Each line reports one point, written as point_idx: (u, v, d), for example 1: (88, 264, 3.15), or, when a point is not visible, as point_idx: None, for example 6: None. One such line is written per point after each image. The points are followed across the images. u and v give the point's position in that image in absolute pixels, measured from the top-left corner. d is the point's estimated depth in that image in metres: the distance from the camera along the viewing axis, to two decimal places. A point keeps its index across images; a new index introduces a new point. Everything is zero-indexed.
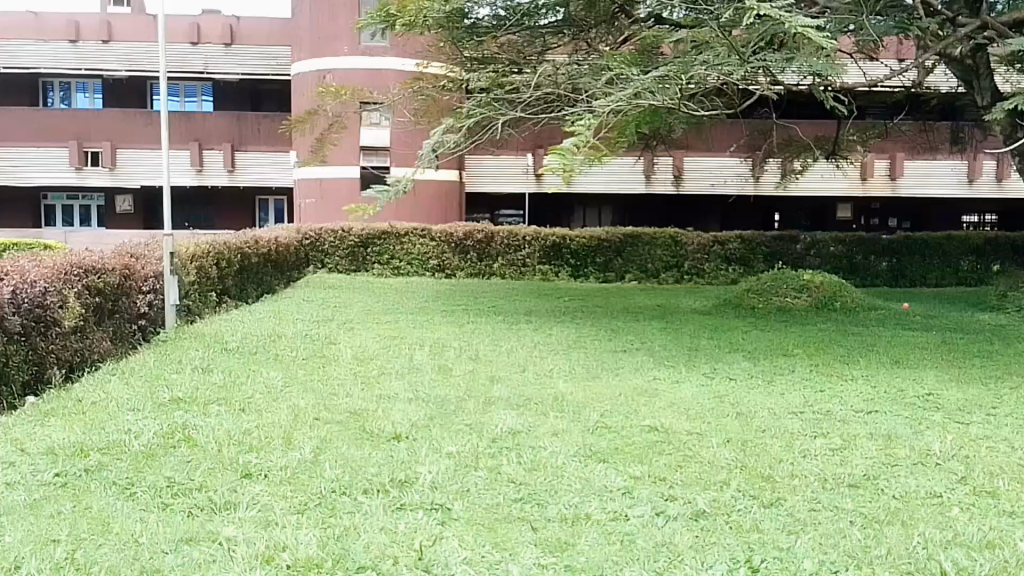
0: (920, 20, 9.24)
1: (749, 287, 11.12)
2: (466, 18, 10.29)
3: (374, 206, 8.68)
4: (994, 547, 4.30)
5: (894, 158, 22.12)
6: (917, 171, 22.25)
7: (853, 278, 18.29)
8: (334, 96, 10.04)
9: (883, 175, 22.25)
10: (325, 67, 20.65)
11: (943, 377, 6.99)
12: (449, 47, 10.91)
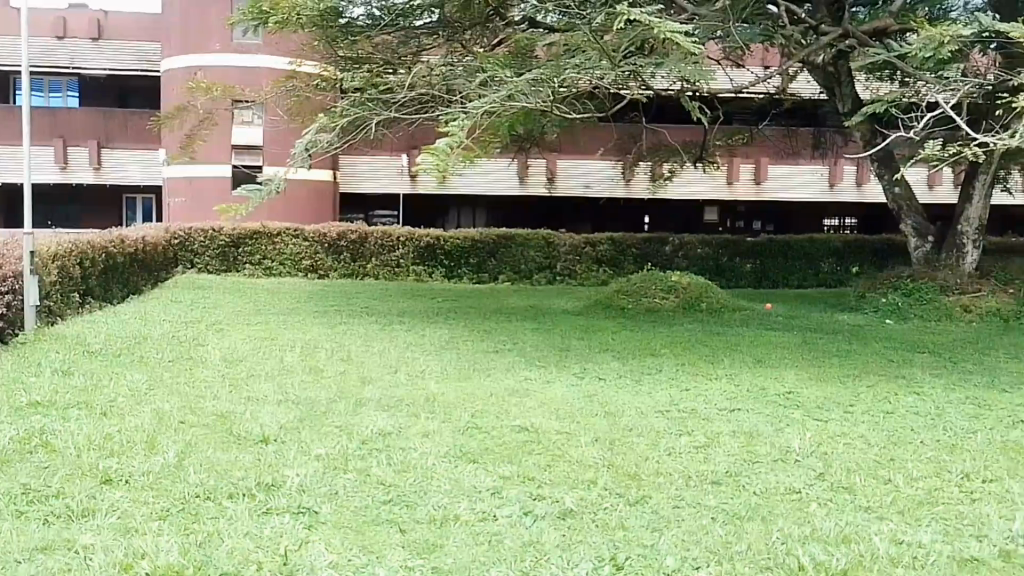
0: (783, 29, 9.54)
1: (620, 287, 11.17)
2: (340, 17, 10.22)
3: (247, 206, 8.70)
4: (849, 542, 4.38)
5: (759, 163, 22.40)
6: (781, 175, 22.50)
7: (719, 279, 18.83)
8: (203, 92, 9.94)
9: (748, 180, 22.51)
10: (197, 66, 20.25)
11: (803, 376, 7.15)
12: (324, 47, 10.81)
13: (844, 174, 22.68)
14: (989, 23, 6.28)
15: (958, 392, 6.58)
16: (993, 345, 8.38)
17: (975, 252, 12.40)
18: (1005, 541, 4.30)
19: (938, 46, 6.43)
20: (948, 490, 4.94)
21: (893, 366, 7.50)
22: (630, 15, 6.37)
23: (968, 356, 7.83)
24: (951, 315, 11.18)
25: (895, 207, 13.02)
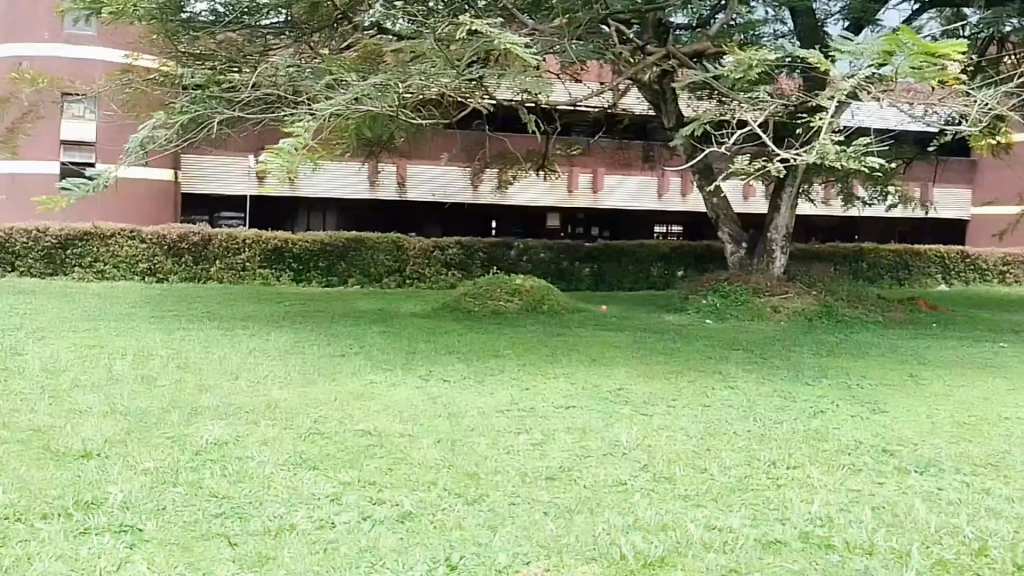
0: (614, 48, 9.93)
1: (466, 291, 11.37)
2: (181, 11, 9.98)
3: (70, 201, 8.20)
4: (668, 530, 4.68)
5: (596, 173, 23.27)
6: (616, 185, 23.56)
7: (559, 282, 19.60)
8: (27, 83, 9.33)
9: (587, 189, 23.29)
10: (21, 56, 18.77)
11: (634, 373, 7.58)
12: (163, 40, 10.49)
13: (670, 184, 24.09)
14: (793, 49, 6.63)
15: (767, 386, 7.17)
16: (799, 343, 9.14)
17: (782, 257, 13.24)
18: (805, 523, 4.73)
19: (749, 68, 6.79)
20: (758, 477, 5.37)
21: (714, 362, 8.08)
22: (476, 26, 6.65)
23: (778, 353, 8.50)
24: (761, 314, 11.67)
25: (713, 215, 13.77)
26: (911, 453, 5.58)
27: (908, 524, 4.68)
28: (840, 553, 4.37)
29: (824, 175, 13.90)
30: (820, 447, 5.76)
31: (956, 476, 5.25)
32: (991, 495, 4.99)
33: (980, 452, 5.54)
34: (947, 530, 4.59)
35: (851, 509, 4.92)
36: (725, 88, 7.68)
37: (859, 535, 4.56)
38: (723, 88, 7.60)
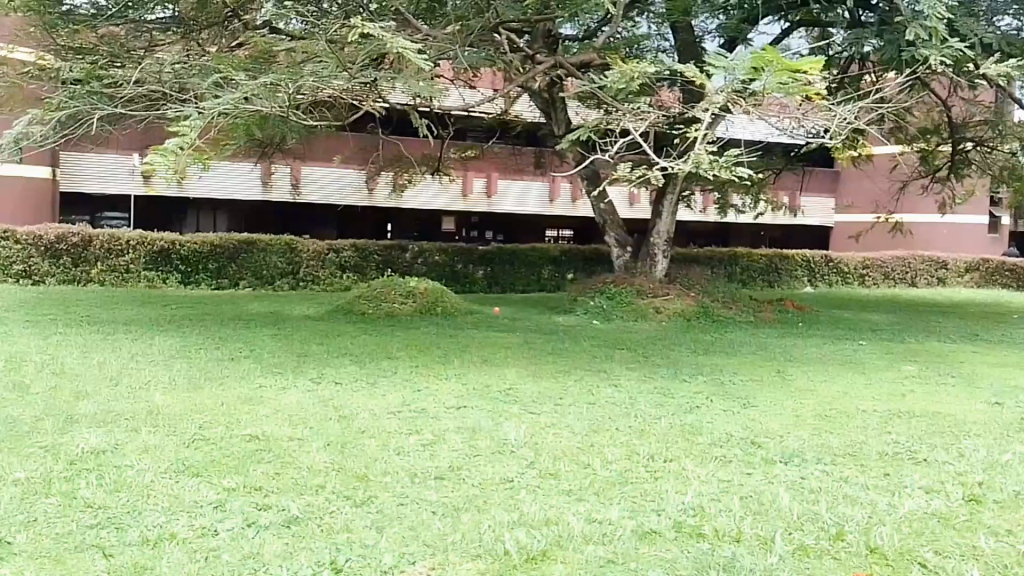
0: (505, 56, 10.10)
1: (361, 293, 11.40)
2: (61, 4, 9.73)
3: None
4: (550, 525, 4.84)
5: (490, 178, 23.53)
6: (509, 190, 23.94)
7: (453, 284, 19.90)
8: None
9: (481, 193, 23.61)
10: None
11: (523, 372, 7.79)
12: (41, 33, 10.11)
13: (561, 192, 24.68)
14: (669, 63, 7.00)
15: (647, 383, 7.48)
16: (678, 342, 9.54)
17: (664, 260, 13.74)
18: (679, 513, 4.98)
19: (631, 81, 7.06)
20: (637, 470, 5.62)
21: (599, 361, 8.36)
22: (365, 28, 6.67)
23: (658, 352, 8.85)
24: (644, 316, 11.99)
25: (601, 221, 14.29)
26: (778, 445, 5.96)
27: (773, 512, 5.00)
28: (709, 542, 4.64)
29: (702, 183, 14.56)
30: (695, 440, 6.08)
31: (816, 465, 5.64)
32: (848, 483, 5.37)
33: (839, 443, 5.97)
34: (809, 517, 4.92)
35: (721, 499, 5.22)
36: (609, 98, 7.95)
37: (728, 524, 4.85)
38: (607, 99, 7.85)
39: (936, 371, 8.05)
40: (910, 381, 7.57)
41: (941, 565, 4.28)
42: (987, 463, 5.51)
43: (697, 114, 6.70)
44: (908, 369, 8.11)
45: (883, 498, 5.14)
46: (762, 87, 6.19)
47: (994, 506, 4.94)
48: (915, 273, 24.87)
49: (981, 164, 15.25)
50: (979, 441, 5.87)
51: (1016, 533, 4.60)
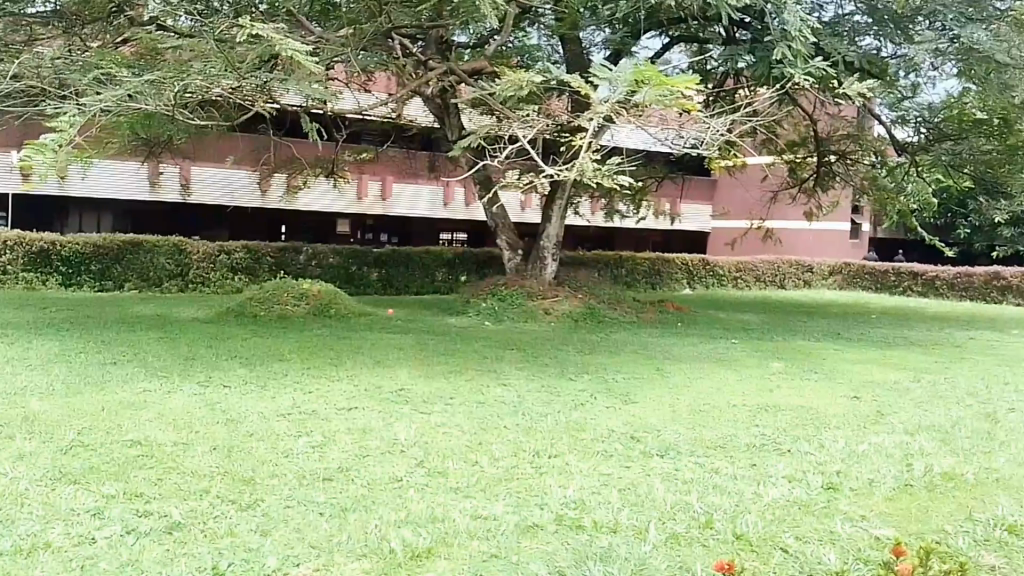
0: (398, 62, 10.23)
1: (254, 295, 11.32)
2: None
3: None
4: (435, 522, 4.93)
5: (385, 181, 23.31)
6: (404, 194, 23.78)
7: (348, 286, 19.85)
8: None
9: (376, 197, 23.35)
10: None
11: (415, 374, 7.92)
12: None
13: (456, 196, 25.04)
14: (555, 73, 7.28)
15: (534, 382, 7.72)
16: (565, 342, 9.83)
17: (552, 263, 14.07)
18: (561, 507, 5.18)
19: (519, 89, 7.37)
20: (523, 467, 5.80)
21: (489, 361, 8.56)
22: (256, 30, 6.77)
23: (548, 352, 9.11)
24: (535, 316, 12.26)
25: (493, 224, 14.55)
26: (655, 439, 6.26)
27: (648, 503, 5.27)
28: (587, 533, 4.85)
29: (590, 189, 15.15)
30: (580, 436, 6.33)
31: (691, 458, 5.96)
32: (718, 474, 5.70)
33: (713, 436, 6.33)
34: (682, 507, 5.20)
35: (601, 491, 5.46)
36: (499, 105, 8.32)
37: (606, 516, 5.08)
38: (497, 105, 8.21)
39: (801, 367, 8.61)
40: (778, 377, 8.12)
41: (799, 549, 4.61)
42: (845, 453, 5.92)
43: (582, 124, 6.96)
44: (776, 366, 8.66)
45: (748, 487, 5.48)
46: (642, 99, 6.53)
47: (849, 492, 5.34)
48: (784, 277, 26.23)
49: (844, 176, 16.39)
50: (837, 433, 6.33)
51: (868, 518, 4.97)
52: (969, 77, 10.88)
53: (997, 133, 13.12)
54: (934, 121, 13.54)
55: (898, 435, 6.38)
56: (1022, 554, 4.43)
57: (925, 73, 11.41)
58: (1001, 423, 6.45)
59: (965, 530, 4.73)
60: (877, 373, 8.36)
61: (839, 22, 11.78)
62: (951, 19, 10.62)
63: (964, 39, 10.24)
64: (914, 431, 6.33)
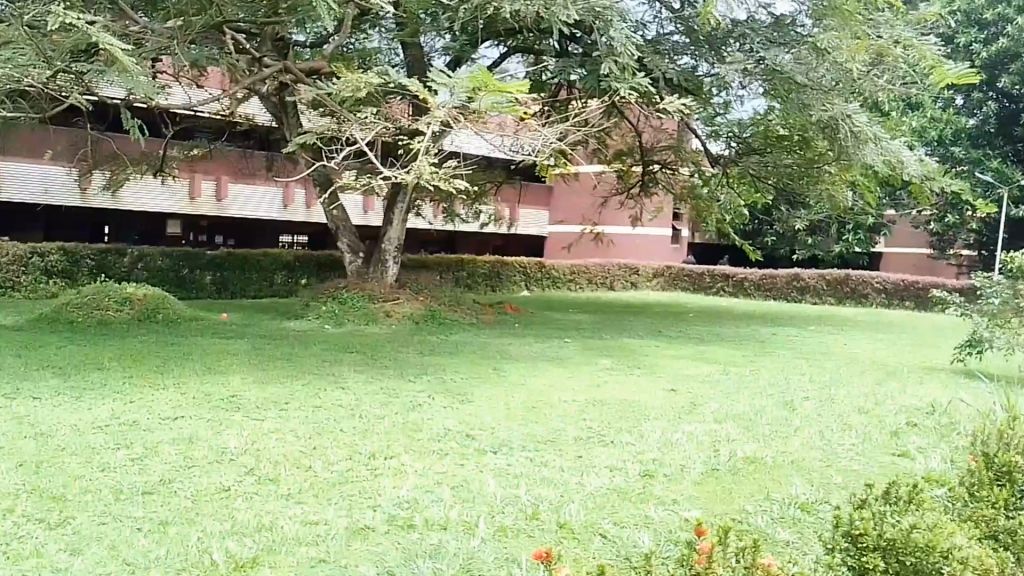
0: (230, 57, 9.94)
1: (68, 301, 10.64)
2: None
3: None
4: (262, 530, 4.78)
5: (220, 181, 21.53)
6: (240, 195, 22.08)
7: (179, 290, 18.94)
8: None
9: (210, 197, 21.52)
10: None
11: (247, 379, 7.76)
12: None
13: (295, 198, 23.45)
14: (395, 77, 7.45)
15: (374, 384, 7.74)
16: (404, 344, 9.90)
17: (394, 266, 14.13)
18: (393, 508, 5.21)
19: (356, 90, 7.47)
20: (358, 470, 5.79)
21: (326, 365, 8.50)
22: (66, 19, 6.42)
23: (386, 354, 9.16)
24: (375, 319, 12.24)
25: (333, 227, 14.48)
26: (489, 436, 6.46)
27: (479, 499, 5.41)
28: (419, 532, 4.90)
29: (428, 192, 15.43)
30: (417, 436, 6.41)
31: (522, 453, 6.18)
32: (547, 467, 5.95)
33: (543, 431, 6.59)
34: (510, 500, 5.39)
35: (433, 490, 5.53)
36: (336, 105, 8.44)
37: (437, 513, 5.16)
38: (335, 107, 8.31)
39: (625, 364, 9.08)
40: (606, 373, 8.54)
41: (617, 534, 4.89)
42: (660, 443, 6.34)
43: (422, 128, 7.12)
44: (606, 363, 9.08)
45: (574, 478, 5.76)
46: (478, 105, 6.71)
47: (663, 478, 5.73)
48: (613, 279, 27.19)
49: (666, 183, 17.38)
50: (656, 424, 6.76)
51: (680, 502, 5.35)
52: (773, 96, 11.76)
53: (795, 147, 14.12)
54: (744, 136, 14.42)
55: (709, 424, 6.91)
56: (810, 528, 4.92)
57: (734, 92, 12.43)
58: (796, 411, 7.10)
59: (763, 509, 5.20)
60: (690, 368, 8.98)
61: (660, 40, 12.50)
62: (758, 42, 11.69)
63: (769, 61, 11.31)
64: (722, 419, 6.89)
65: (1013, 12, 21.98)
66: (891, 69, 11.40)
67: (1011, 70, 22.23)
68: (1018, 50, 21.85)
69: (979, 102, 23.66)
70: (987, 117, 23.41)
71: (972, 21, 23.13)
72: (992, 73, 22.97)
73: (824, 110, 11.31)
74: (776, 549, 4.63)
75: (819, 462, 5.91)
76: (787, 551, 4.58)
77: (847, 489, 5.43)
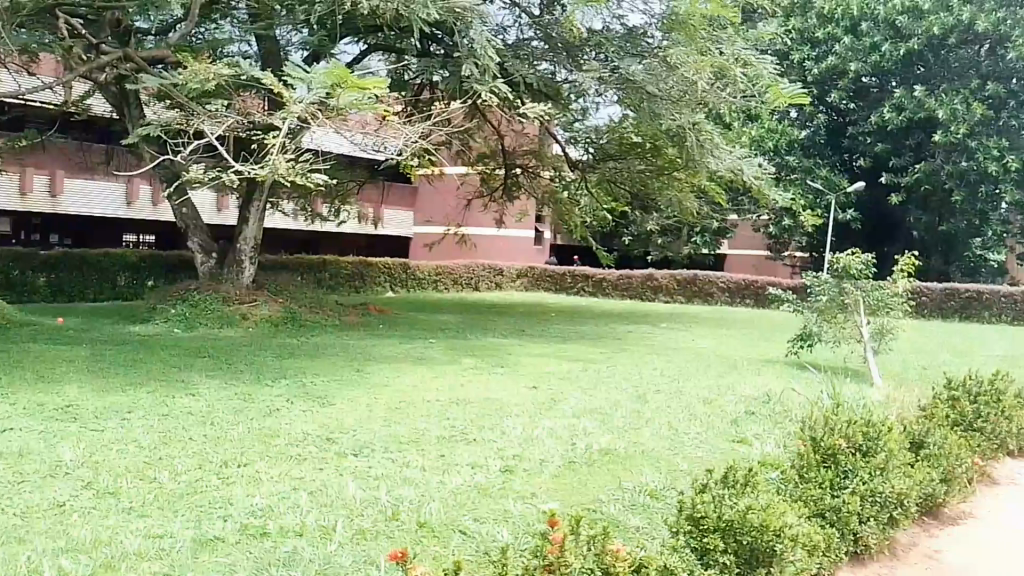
0: (65, 42, 9.55)
1: None
2: None
3: None
4: (101, 546, 4.48)
5: (54, 174, 20.12)
6: (79, 190, 20.65)
7: (8, 294, 17.51)
8: None
9: (43, 193, 19.96)
10: None
11: (86, 388, 7.28)
12: None
13: (140, 194, 22.02)
14: (247, 69, 7.66)
15: (227, 389, 7.49)
16: (261, 347, 9.62)
17: (251, 267, 13.72)
18: (245, 516, 4.99)
19: (205, 80, 7.60)
20: (208, 479, 5.55)
21: (175, 371, 8.12)
22: None
23: (241, 358, 8.88)
24: (231, 322, 11.86)
25: (182, 226, 13.86)
26: (349, 439, 6.37)
27: (338, 502, 5.32)
28: (272, 539, 4.73)
29: (286, 188, 15.19)
30: (272, 442, 6.26)
31: (384, 454, 6.14)
32: (408, 467, 5.94)
33: (406, 430, 6.60)
34: (369, 502, 5.33)
35: (289, 496, 5.38)
36: (184, 97, 8.27)
37: (293, 520, 5.00)
38: (181, 98, 8.23)
39: (488, 363, 9.21)
40: (469, 372, 8.64)
41: (476, 529, 4.93)
42: (522, 438, 6.48)
43: (278, 123, 7.19)
44: (469, 363, 9.17)
45: (434, 477, 5.78)
46: (337, 103, 6.75)
47: (523, 473, 5.86)
48: (479, 279, 27.57)
49: (528, 187, 17.59)
50: (518, 420, 6.91)
51: (536, 495, 5.49)
52: (628, 104, 12.34)
53: (647, 155, 14.78)
54: (601, 142, 14.90)
55: (568, 418, 7.13)
56: (657, 513, 5.17)
57: (591, 98, 13.07)
58: (648, 404, 7.46)
59: (615, 497, 5.42)
60: (553, 365, 9.23)
61: (520, 45, 12.77)
62: (614, 51, 12.14)
63: (622, 71, 11.88)
64: (580, 414, 7.11)
65: (841, 31, 23.66)
66: (732, 84, 12.14)
67: (839, 86, 23.95)
68: (845, 68, 23.40)
69: (811, 115, 25.07)
70: (818, 129, 25.12)
71: (804, 39, 24.70)
72: (822, 88, 24.63)
73: (673, 121, 11.93)
74: (626, 535, 4.84)
75: (668, 451, 6.24)
76: (636, 536, 4.80)
77: (692, 475, 5.77)
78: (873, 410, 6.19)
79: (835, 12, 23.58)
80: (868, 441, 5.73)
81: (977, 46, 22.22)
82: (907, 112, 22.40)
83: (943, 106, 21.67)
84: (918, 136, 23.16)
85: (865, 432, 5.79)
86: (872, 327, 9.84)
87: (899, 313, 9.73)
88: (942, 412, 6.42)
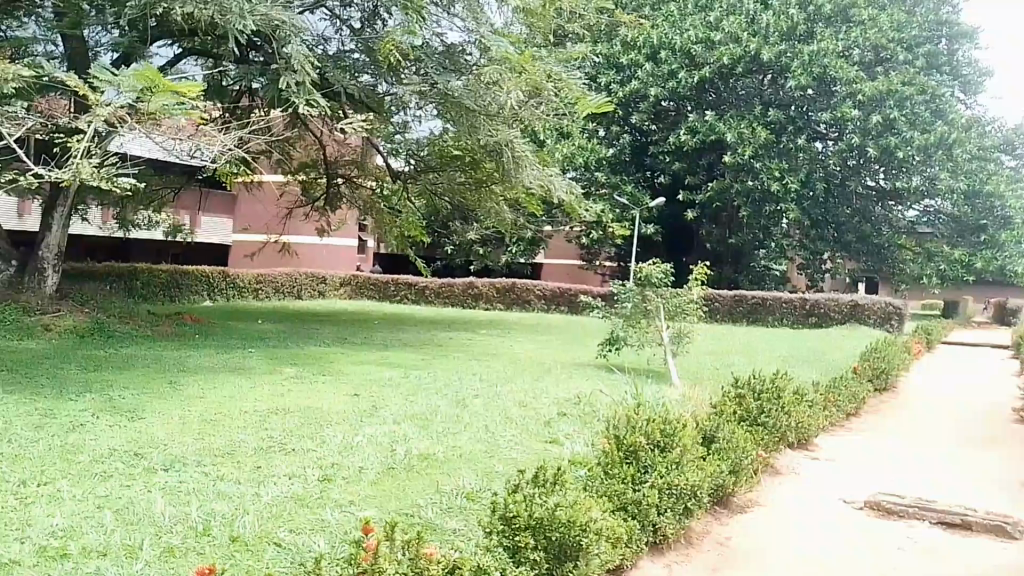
0: None
1: None
2: None
3: None
4: None
5: None
6: None
7: None
8: None
9: None
10: None
11: None
12: None
13: None
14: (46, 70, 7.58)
15: (27, 406, 7.16)
16: (65, 359, 9.20)
17: (54, 275, 13.32)
18: (44, 538, 4.63)
19: (5, 81, 7.55)
20: (3, 501, 5.20)
21: None
22: None
23: (41, 371, 8.46)
24: (31, 333, 11.23)
25: None
26: (161, 454, 6.21)
27: (145, 521, 4.97)
28: (73, 561, 4.36)
29: (98, 197, 14.90)
30: (74, 460, 5.99)
31: (197, 468, 5.98)
32: (222, 480, 5.76)
33: (223, 443, 6.52)
34: (178, 519, 5.01)
35: (93, 515, 5.03)
36: None
37: (97, 540, 4.63)
38: None
39: (310, 371, 9.25)
40: (286, 381, 8.69)
41: (292, 541, 4.72)
42: (342, 447, 6.51)
43: (83, 125, 7.36)
44: (287, 372, 9.17)
45: (249, 490, 5.60)
46: (150, 104, 7.08)
47: (341, 481, 5.83)
48: (300, 287, 27.09)
49: (349, 197, 17.86)
50: (337, 429, 6.99)
51: (353, 503, 5.41)
52: (447, 117, 12.85)
53: (467, 167, 14.96)
54: (421, 154, 15.28)
55: (388, 424, 7.33)
56: (472, 514, 5.25)
57: (411, 110, 13.42)
58: (467, 408, 7.79)
59: (434, 502, 5.47)
60: (374, 372, 9.42)
61: (340, 57, 12.87)
62: (433, 66, 12.30)
63: (441, 86, 12.17)
64: (401, 420, 7.30)
65: (642, 58, 25.13)
66: (546, 101, 12.78)
67: (639, 108, 25.28)
68: (645, 91, 24.85)
69: (616, 134, 26.23)
70: (624, 148, 26.11)
71: (611, 64, 26.20)
72: (626, 108, 25.83)
73: (490, 136, 12.60)
74: (442, 537, 4.83)
75: (484, 453, 6.50)
76: (452, 539, 4.80)
77: (506, 477, 5.97)
78: (671, 410, 6.63)
79: (637, 40, 24.99)
80: (665, 437, 6.08)
81: (761, 75, 24.15)
82: (701, 134, 23.69)
83: (732, 129, 23.05)
84: (709, 156, 24.83)
85: (661, 429, 6.12)
86: (672, 332, 10.63)
87: (693, 318, 10.54)
88: (731, 409, 7.08)
